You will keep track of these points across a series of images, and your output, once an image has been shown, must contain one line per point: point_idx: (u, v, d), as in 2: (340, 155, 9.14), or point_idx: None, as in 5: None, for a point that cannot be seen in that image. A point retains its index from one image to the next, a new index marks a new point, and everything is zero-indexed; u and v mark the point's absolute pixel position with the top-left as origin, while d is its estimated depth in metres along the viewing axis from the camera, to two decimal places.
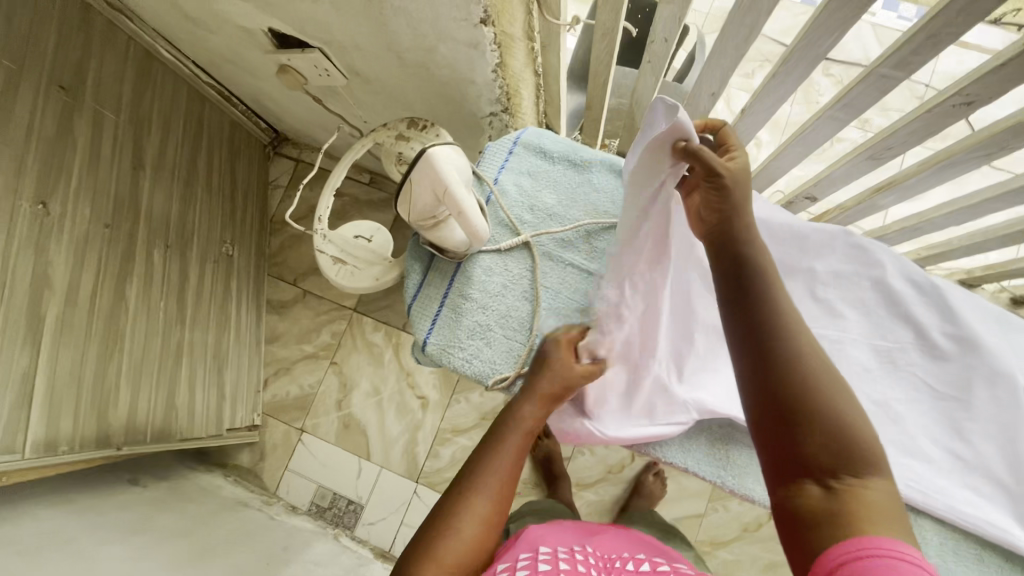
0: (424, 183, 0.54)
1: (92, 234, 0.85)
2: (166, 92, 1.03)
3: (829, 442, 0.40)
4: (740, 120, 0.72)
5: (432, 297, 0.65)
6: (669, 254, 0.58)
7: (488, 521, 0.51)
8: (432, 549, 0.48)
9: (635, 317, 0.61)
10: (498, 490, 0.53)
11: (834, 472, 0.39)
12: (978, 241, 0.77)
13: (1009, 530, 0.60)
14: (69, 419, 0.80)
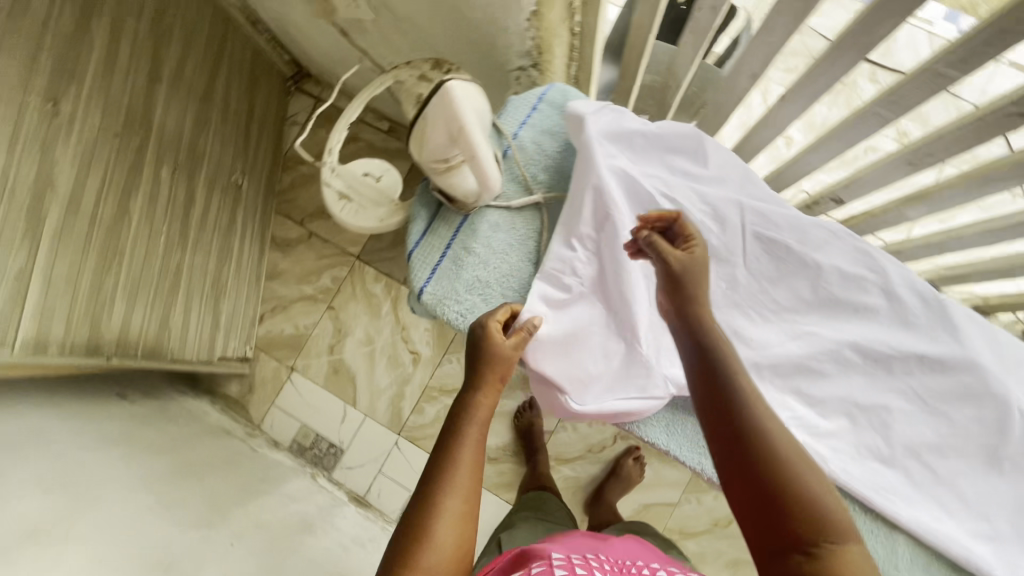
0: (440, 120, 0.52)
1: (101, 141, 0.83)
2: (190, 7, 1.00)
3: (806, 507, 0.40)
4: (777, 108, 0.69)
5: (435, 246, 0.63)
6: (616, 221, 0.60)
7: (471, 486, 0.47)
8: (420, 528, 0.44)
9: (583, 278, 0.61)
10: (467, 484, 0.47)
11: (814, 538, 0.39)
12: (1001, 268, 0.75)
13: (969, 548, 0.59)
14: (61, 323, 0.80)
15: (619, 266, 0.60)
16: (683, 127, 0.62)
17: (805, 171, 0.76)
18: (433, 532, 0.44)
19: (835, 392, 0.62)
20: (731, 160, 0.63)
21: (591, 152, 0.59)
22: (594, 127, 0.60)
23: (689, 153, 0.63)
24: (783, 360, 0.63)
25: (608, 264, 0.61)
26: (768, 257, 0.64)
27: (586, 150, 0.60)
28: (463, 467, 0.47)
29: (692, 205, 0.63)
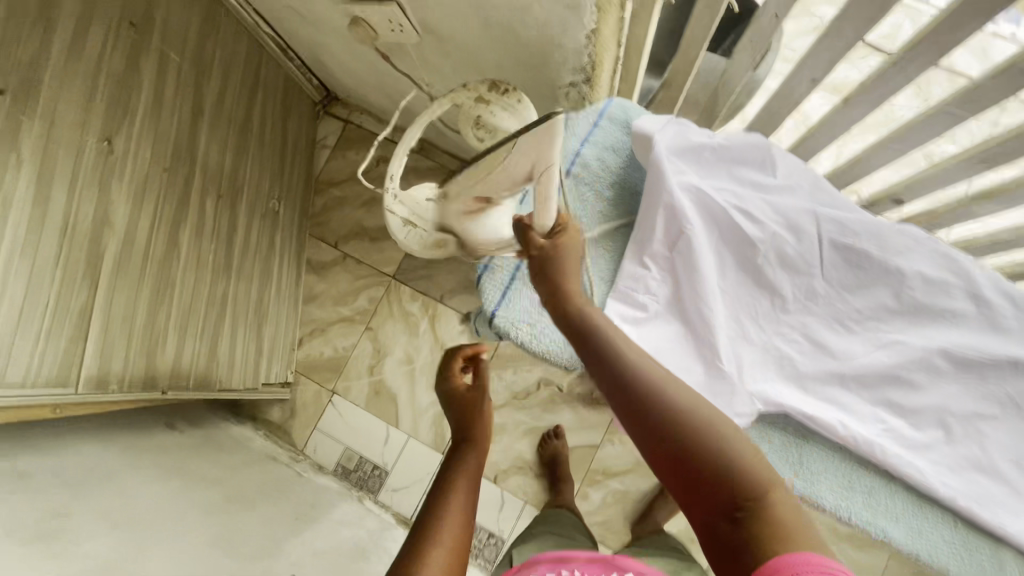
0: (520, 155, 0.56)
1: (152, 176, 0.84)
2: (228, 39, 1.01)
3: (720, 473, 0.39)
4: (838, 111, 0.67)
5: (504, 270, 0.68)
6: (687, 233, 0.59)
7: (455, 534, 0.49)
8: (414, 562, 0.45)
9: (659, 296, 0.60)
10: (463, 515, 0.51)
11: (735, 503, 0.38)
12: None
13: None
14: (120, 359, 0.81)
15: (697, 284, 0.59)
16: (752, 139, 0.61)
17: (864, 172, 0.76)
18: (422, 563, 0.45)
19: (930, 397, 0.60)
20: (800, 168, 0.63)
21: (665, 171, 0.59)
22: (663, 145, 0.59)
23: (757, 164, 0.63)
24: (869, 371, 0.60)
25: (685, 281, 0.60)
26: (849, 268, 0.61)
27: (659, 169, 0.59)
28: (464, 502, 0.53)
29: (767, 215, 0.62)
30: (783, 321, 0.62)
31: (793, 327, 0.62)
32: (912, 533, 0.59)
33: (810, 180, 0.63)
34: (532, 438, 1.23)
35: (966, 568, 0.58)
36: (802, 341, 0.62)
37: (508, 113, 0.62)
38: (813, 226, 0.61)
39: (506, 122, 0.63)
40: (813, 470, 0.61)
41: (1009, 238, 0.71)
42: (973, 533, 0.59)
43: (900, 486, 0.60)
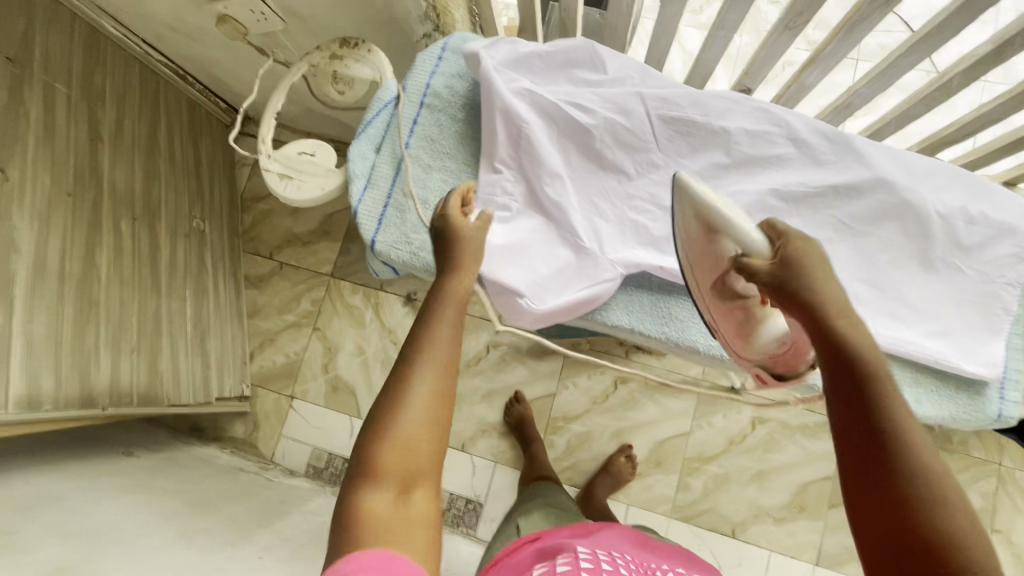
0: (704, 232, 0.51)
1: (56, 202, 0.87)
2: (117, 68, 1.04)
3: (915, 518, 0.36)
4: (661, 12, 0.72)
5: (377, 200, 0.62)
6: (522, 134, 0.60)
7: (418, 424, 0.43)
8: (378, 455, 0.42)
9: (516, 195, 0.61)
10: (423, 421, 0.44)
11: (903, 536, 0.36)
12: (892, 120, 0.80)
13: (926, 345, 0.57)
14: (50, 377, 0.82)
15: (542, 172, 0.60)
16: (575, 40, 0.62)
17: (709, 69, 0.81)
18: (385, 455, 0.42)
19: None
20: (627, 61, 0.63)
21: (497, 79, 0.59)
22: (493, 60, 0.60)
23: (588, 65, 0.63)
24: None
25: (540, 173, 0.60)
26: (687, 143, 0.61)
27: (492, 79, 0.58)
28: (416, 427, 0.43)
29: (594, 104, 0.61)
30: (637, 196, 0.62)
31: (649, 205, 0.62)
32: None
33: (632, 68, 0.64)
34: (490, 400, 1.27)
35: None
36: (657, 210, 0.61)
37: (360, 63, 0.67)
38: (643, 105, 0.61)
39: (360, 72, 0.67)
40: (685, 320, 0.61)
41: (844, 100, 0.78)
42: None
43: None
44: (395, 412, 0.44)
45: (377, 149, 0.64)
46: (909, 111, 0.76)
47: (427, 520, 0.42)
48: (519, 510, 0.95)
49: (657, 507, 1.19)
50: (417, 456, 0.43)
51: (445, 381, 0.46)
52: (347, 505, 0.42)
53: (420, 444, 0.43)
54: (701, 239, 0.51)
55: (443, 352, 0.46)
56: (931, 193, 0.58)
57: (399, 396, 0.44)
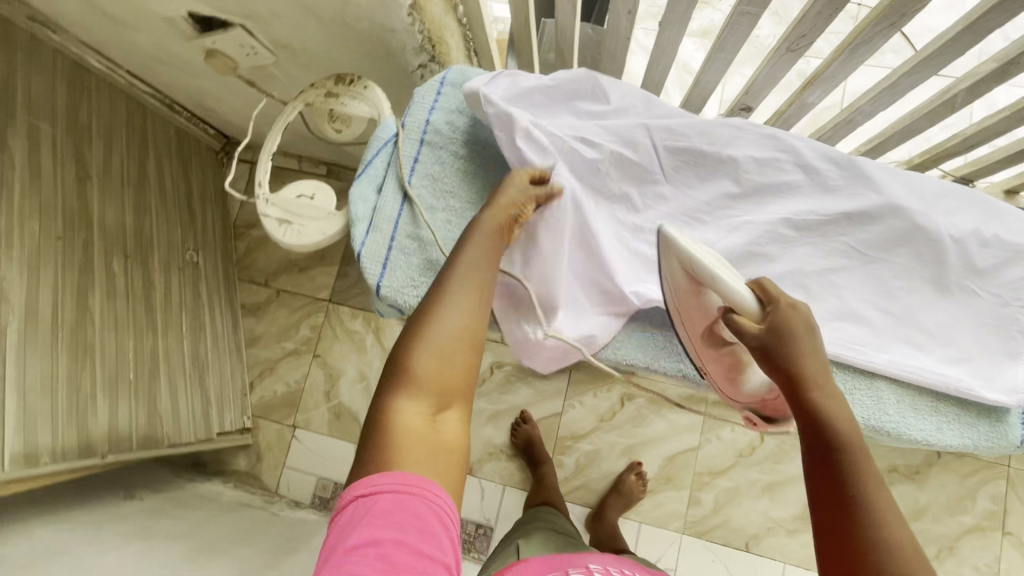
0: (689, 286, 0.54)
1: (45, 247, 0.84)
2: (103, 102, 1.02)
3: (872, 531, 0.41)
4: (660, 36, 0.71)
5: (381, 243, 0.61)
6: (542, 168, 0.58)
7: (447, 351, 0.50)
8: (409, 369, 0.49)
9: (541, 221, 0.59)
10: (452, 346, 0.50)
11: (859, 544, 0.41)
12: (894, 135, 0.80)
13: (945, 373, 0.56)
14: (47, 430, 0.80)
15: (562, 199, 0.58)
16: (576, 72, 0.61)
17: (708, 90, 0.81)
18: (414, 368, 0.49)
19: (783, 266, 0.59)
20: (630, 90, 0.62)
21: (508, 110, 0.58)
22: (494, 98, 0.59)
23: (590, 96, 0.62)
24: (726, 257, 0.59)
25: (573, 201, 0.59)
26: (695, 173, 0.60)
27: (502, 109, 0.57)
28: (450, 347, 0.50)
29: (599, 137, 0.60)
30: (646, 230, 0.61)
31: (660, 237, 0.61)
32: None
33: (636, 97, 0.62)
34: (496, 422, 1.25)
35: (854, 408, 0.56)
36: None
37: (356, 100, 0.65)
38: (649, 136, 0.60)
39: (356, 109, 0.66)
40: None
41: (846, 117, 0.77)
42: (847, 376, 0.57)
43: None
44: (429, 330, 0.50)
45: (378, 190, 0.63)
46: (912, 126, 0.75)
47: (453, 435, 0.47)
48: (516, 534, 0.93)
49: (669, 523, 1.18)
50: (446, 376, 0.49)
51: (477, 313, 0.52)
52: (381, 407, 0.48)
53: (451, 362, 0.49)
54: (690, 297, 0.54)
55: (474, 290, 0.52)
56: (943, 217, 0.58)
57: (435, 316, 0.51)
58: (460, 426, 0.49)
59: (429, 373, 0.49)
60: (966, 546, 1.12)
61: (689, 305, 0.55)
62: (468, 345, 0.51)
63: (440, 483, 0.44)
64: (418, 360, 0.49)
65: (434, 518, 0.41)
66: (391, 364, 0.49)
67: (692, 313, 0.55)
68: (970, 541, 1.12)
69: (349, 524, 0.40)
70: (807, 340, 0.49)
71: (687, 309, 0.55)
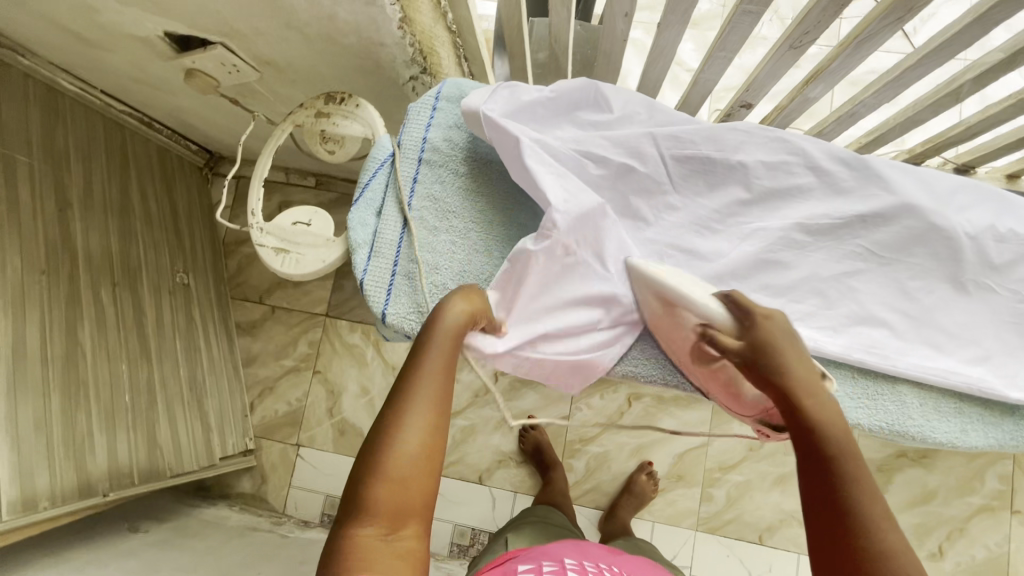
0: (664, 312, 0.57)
1: (29, 282, 0.81)
2: (80, 125, 0.98)
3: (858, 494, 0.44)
4: (659, 37, 0.69)
5: (384, 269, 0.59)
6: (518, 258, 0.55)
7: (407, 471, 0.44)
8: (365, 497, 0.43)
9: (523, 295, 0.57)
10: (414, 460, 0.44)
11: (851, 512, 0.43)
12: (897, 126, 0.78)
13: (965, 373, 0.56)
14: (45, 474, 0.78)
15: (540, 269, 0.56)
16: (577, 82, 0.59)
17: (708, 88, 0.79)
18: (370, 498, 0.42)
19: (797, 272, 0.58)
20: (632, 97, 0.60)
21: (507, 130, 0.55)
22: (494, 114, 0.56)
23: (591, 104, 0.60)
24: (740, 265, 0.58)
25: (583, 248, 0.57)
26: (705, 180, 0.59)
27: (502, 129, 0.56)
28: (407, 467, 0.44)
29: (605, 150, 0.58)
30: (657, 242, 0.60)
31: (670, 247, 0.60)
32: None
33: (641, 103, 0.61)
34: (504, 430, 1.24)
35: (874, 415, 0.56)
36: (678, 253, 0.60)
37: (348, 119, 0.63)
38: (656, 145, 0.58)
39: (348, 129, 0.63)
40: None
41: (849, 110, 0.76)
42: (871, 381, 0.56)
43: None
44: (386, 447, 0.44)
45: (378, 213, 0.61)
46: (915, 117, 0.74)
47: (413, 571, 0.41)
48: (512, 524, 0.93)
49: (683, 521, 1.18)
50: (405, 499, 0.43)
51: (440, 420, 0.46)
52: (336, 546, 0.42)
53: (409, 483, 0.43)
54: (672, 325, 0.57)
55: (434, 393, 0.47)
56: (958, 214, 0.57)
57: (394, 427, 0.45)
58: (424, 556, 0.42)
59: (386, 500, 0.42)
60: (975, 527, 1.13)
61: (675, 332, 0.57)
62: (430, 459, 0.45)
63: None
64: (374, 486, 0.43)
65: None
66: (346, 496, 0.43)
67: (677, 341, 0.58)
68: (979, 522, 1.13)
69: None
70: (791, 352, 0.52)
71: (670, 336, 0.58)
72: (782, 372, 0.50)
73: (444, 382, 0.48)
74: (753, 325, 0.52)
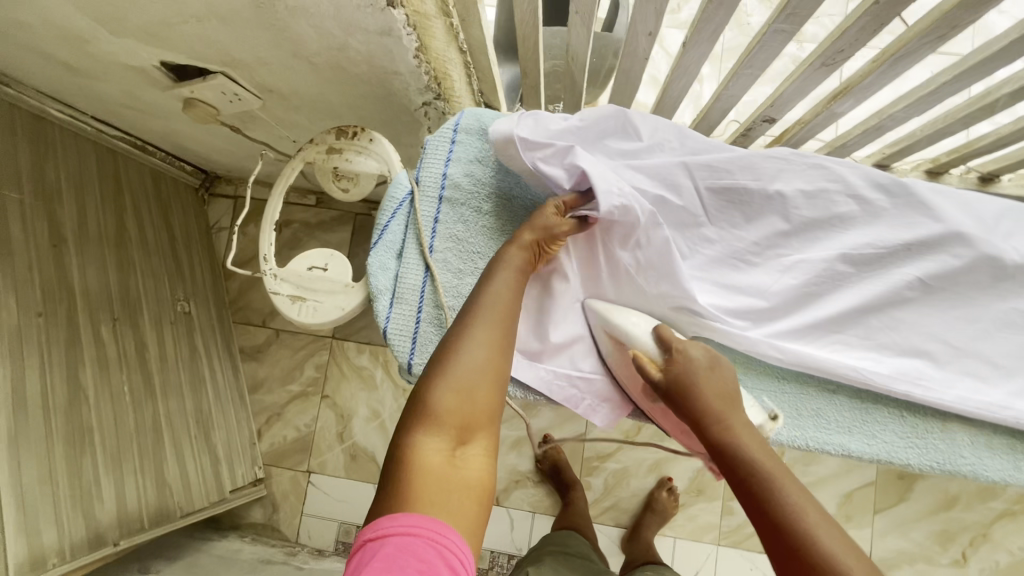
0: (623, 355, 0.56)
1: (26, 327, 0.77)
2: (71, 154, 0.94)
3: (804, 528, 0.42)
4: (682, 55, 0.66)
5: (408, 316, 0.56)
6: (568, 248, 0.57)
7: (472, 383, 0.47)
8: (431, 403, 0.46)
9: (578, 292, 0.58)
10: (479, 374, 0.47)
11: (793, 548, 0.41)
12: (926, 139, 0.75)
13: (1014, 407, 0.54)
14: (51, 528, 0.75)
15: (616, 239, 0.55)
16: (606, 109, 0.56)
17: (730, 104, 0.76)
18: (434, 403, 0.46)
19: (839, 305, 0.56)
20: (662, 123, 0.57)
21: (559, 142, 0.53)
22: (522, 147, 0.54)
23: (619, 133, 0.57)
24: (781, 301, 0.56)
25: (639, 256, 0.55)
26: (743, 211, 0.56)
27: (550, 146, 0.54)
28: (474, 377, 0.47)
29: (638, 183, 0.56)
30: (693, 276, 0.57)
31: (708, 282, 0.57)
32: (869, 440, 0.55)
33: (674, 130, 0.57)
34: (519, 449, 1.22)
35: (925, 455, 0.55)
36: (714, 287, 0.57)
37: (363, 155, 0.60)
38: (690, 176, 0.55)
39: (364, 165, 0.60)
40: (753, 391, 0.56)
41: (876, 124, 0.73)
42: (918, 418, 0.55)
43: (845, 396, 0.56)
44: (451, 363, 0.47)
45: (398, 257, 0.58)
46: (946, 129, 0.71)
47: (477, 472, 0.45)
48: (531, 557, 0.90)
49: (704, 536, 1.16)
50: (468, 408, 0.46)
51: (502, 342, 0.49)
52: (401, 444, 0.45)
53: (474, 395, 0.47)
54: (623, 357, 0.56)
55: (501, 314, 0.50)
56: (1005, 240, 0.54)
57: (458, 350, 0.48)
58: (483, 459, 0.46)
59: (450, 406, 0.46)
60: (998, 532, 1.12)
61: (624, 363, 0.56)
62: (493, 378, 0.48)
63: (457, 526, 0.41)
64: (439, 393, 0.46)
65: (439, 557, 0.38)
66: (414, 399, 0.47)
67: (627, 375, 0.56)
68: (1002, 526, 1.12)
69: (356, 569, 0.38)
70: (705, 377, 0.50)
71: (623, 370, 0.57)
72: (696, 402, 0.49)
73: (507, 306, 0.51)
74: (671, 359, 0.51)
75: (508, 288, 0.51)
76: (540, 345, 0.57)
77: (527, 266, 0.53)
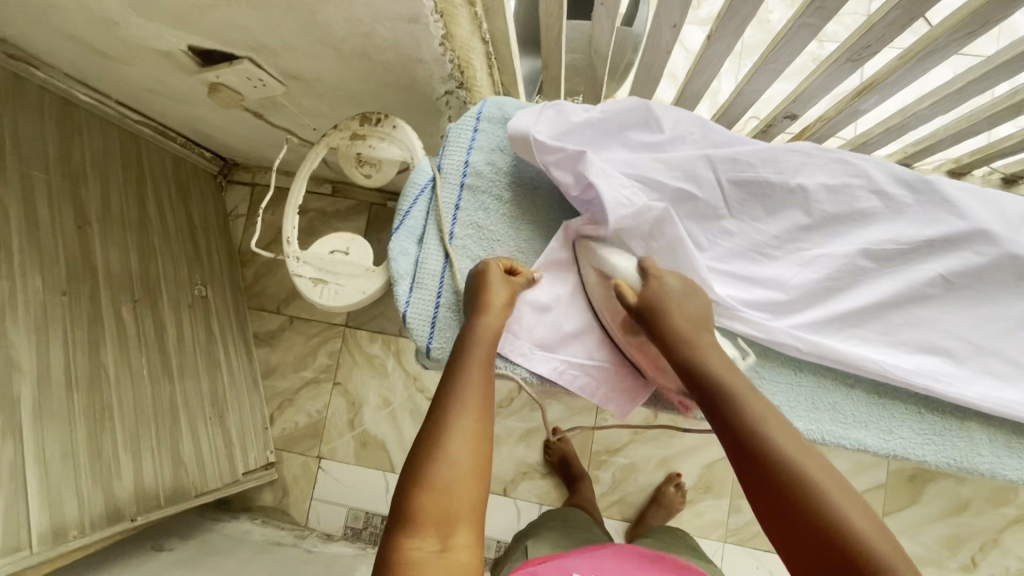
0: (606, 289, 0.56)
1: (51, 305, 0.79)
2: (96, 138, 0.95)
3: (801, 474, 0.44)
4: (706, 49, 0.66)
5: (427, 301, 0.57)
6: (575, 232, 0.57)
7: (453, 471, 0.44)
8: (411, 501, 0.43)
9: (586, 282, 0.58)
10: (459, 460, 0.45)
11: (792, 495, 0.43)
12: (951, 139, 0.75)
13: None
14: (73, 501, 0.77)
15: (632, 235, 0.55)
16: (628, 101, 0.56)
17: (752, 99, 0.76)
18: (413, 502, 0.43)
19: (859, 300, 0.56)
20: (684, 116, 0.57)
21: (569, 149, 0.53)
22: (543, 137, 0.54)
23: (641, 124, 0.57)
24: (803, 295, 0.56)
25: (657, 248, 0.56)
26: (764, 204, 0.56)
27: (561, 152, 0.54)
28: (453, 467, 0.44)
29: (661, 174, 0.56)
30: (713, 268, 0.57)
31: (727, 275, 0.57)
32: (886, 435, 0.55)
33: (696, 122, 0.57)
34: (528, 441, 1.22)
35: (942, 452, 0.54)
36: (735, 280, 0.57)
37: (386, 142, 0.61)
38: (712, 168, 0.55)
39: (387, 152, 0.61)
40: (768, 383, 0.56)
41: (899, 122, 0.72)
42: (936, 415, 0.55)
43: (862, 391, 0.56)
44: (429, 456, 0.45)
45: (419, 242, 0.59)
46: (971, 128, 0.71)
47: (467, 569, 0.40)
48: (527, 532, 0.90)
49: (711, 533, 1.16)
50: (449, 501, 0.43)
51: (481, 422, 0.47)
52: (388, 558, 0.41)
53: (454, 484, 0.44)
54: (602, 292, 0.56)
55: (474, 395, 0.48)
56: None
57: (435, 441, 0.46)
58: (475, 552, 0.42)
59: (432, 501, 0.43)
60: (1009, 538, 1.11)
61: (606, 298, 0.57)
62: (474, 461, 0.45)
63: None
64: (417, 491, 0.43)
65: None
66: (394, 504, 0.44)
67: (606, 309, 0.56)
68: (1014, 533, 1.11)
69: None
70: (678, 303, 0.52)
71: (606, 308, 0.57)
72: (670, 327, 0.51)
73: (483, 387, 0.49)
74: (648, 282, 0.53)
75: (480, 368, 0.50)
76: (552, 334, 0.58)
77: (493, 345, 0.52)
